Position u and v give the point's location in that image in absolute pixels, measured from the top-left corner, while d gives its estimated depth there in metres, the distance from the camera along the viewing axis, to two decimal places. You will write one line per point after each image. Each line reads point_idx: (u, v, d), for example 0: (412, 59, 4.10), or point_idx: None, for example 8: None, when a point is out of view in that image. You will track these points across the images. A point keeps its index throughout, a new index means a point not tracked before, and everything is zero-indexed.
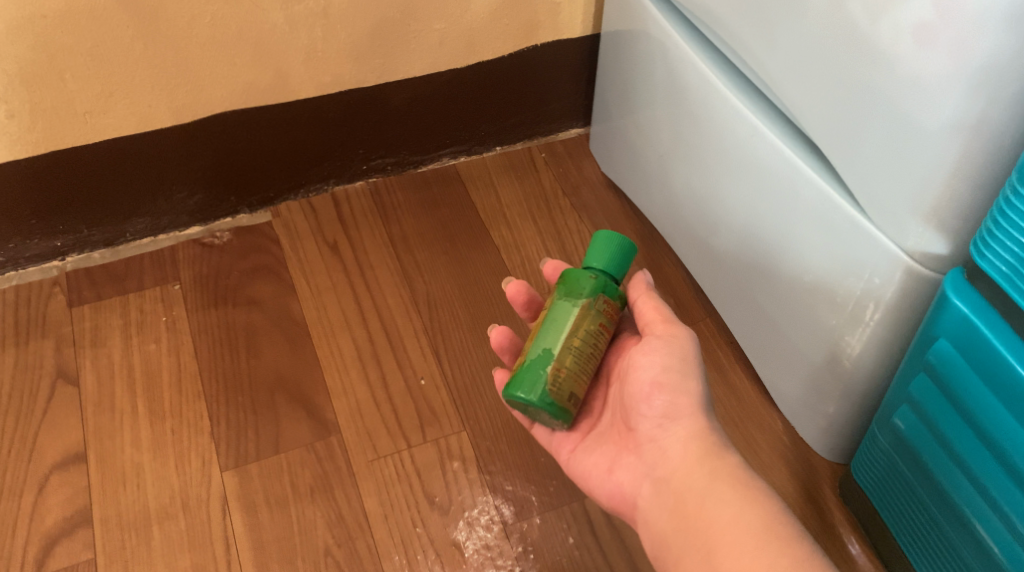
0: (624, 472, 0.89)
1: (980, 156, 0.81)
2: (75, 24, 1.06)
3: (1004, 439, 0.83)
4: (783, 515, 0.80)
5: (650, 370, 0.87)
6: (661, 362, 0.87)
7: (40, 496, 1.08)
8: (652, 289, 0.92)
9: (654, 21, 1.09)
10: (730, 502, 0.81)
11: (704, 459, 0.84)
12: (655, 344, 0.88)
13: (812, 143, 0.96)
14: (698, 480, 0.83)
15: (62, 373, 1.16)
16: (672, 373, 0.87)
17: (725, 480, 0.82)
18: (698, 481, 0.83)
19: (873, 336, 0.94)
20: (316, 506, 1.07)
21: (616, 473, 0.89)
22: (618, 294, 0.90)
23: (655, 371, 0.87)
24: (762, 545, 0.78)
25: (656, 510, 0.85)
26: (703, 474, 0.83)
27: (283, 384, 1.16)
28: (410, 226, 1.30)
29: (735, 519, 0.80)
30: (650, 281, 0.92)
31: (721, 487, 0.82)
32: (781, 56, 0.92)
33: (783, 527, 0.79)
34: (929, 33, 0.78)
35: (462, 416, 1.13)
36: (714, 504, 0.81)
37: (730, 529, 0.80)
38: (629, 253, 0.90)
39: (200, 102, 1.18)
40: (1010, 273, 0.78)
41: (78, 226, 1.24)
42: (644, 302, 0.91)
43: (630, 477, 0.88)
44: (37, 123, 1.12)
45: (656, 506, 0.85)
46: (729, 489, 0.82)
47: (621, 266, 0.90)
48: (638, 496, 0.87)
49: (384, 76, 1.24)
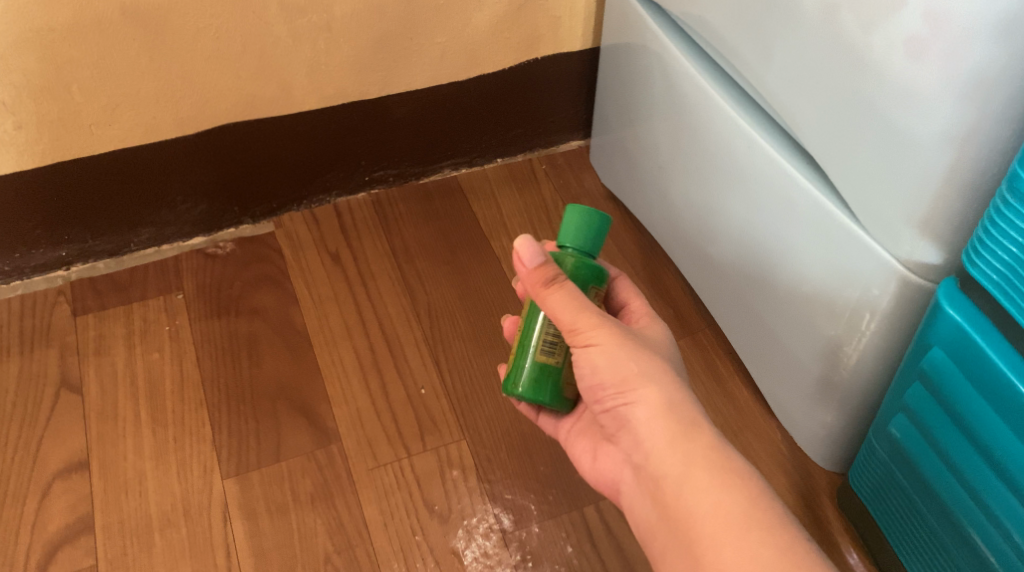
0: (605, 460, 0.90)
1: (972, 166, 0.82)
2: (82, 37, 1.07)
3: (995, 444, 0.83)
4: (763, 506, 0.79)
5: (588, 375, 0.86)
6: (591, 365, 0.85)
7: (43, 503, 1.09)
8: (546, 280, 0.85)
9: (653, 35, 1.11)
10: (708, 489, 0.81)
11: (675, 442, 0.83)
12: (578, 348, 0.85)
13: (807, 155, 0.97)
14: (673, 466, 0.83)
15: (66, 381, 1.17)
16: (607, 372, 0.85)
17: (699, 466, 0.82)
18: (671, 468, 0.83)
19: (868, 346, 0.95)
20: (317, 514, 1.08)
21: (599, 460, 0.90)
22: (582, 269, 0.89)
23: (590, 374, 0.86)
24: (740, 539, 0.78)
25: (639, 497, 0.86)
26: (676, 459, 0.83)
27: (285, 394, 1.17)
28: (411, 236, 1.31)
29: (714, 508, 0.80)
30: (535, 263, 0.85)
31: (695, 474, 0.82)
32: (777, 69, 0.93)
33: (760, 513, 0.79)
34: (919, 46, 0.79)
35: (462, 425, 1.14)
36: (689, 492, 0.81)
37: (704, 521, 0.80)
38: (589, 219, 0.89)
39: (205, 113, 1.19)
40: (1000, 282, 0.79)
41: (83, 236, 1.25)
42: (548, 301, 0.85)
43: (612, 465, 0.89)
44: (44, 135, 1.13)
45: (638, 493, 0.86)
46: (705, 476, 0.81)
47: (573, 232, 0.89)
48: (620, 482, 0.88)
49: (387, 89, 1.26)
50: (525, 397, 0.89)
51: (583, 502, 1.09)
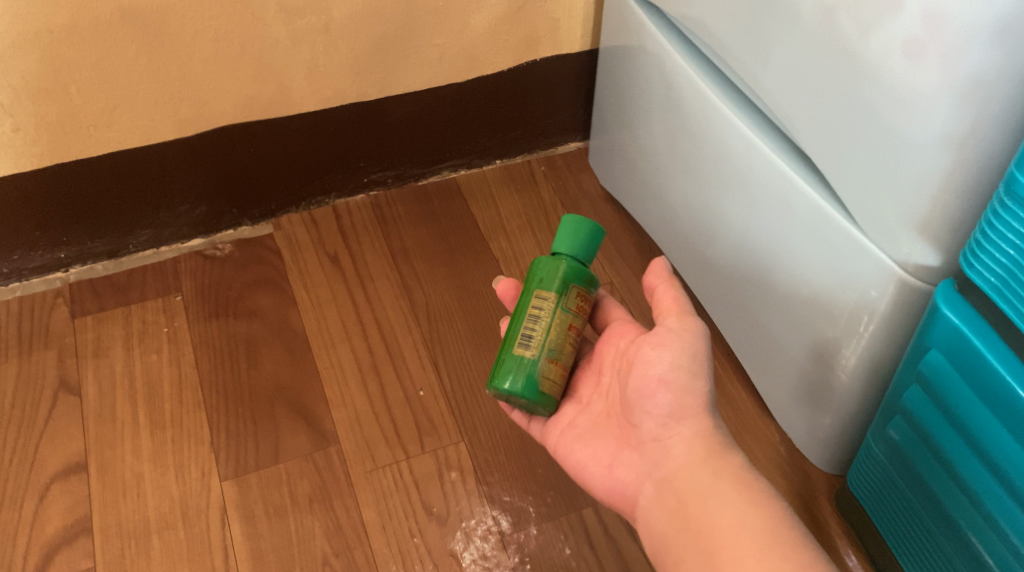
0: (624, 469, 0.89)
1: (970, 168, 0.82)
2: (80, 39, 1.07)
3: (994, 447, 0.83)
4: (785, 515, 0.80)
5: (659, 366, 0.87)
6: (670, 359, 0.87)
7: (40, 505, 1.09)
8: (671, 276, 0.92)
9: (651, 37, 1.11)
10: (733, 503, 0.82)
11: (708, 459, 0.85)
12: (667, 340, 0.88)
13: (806, 157, 0.97)
14: (702, 479, 0.84)
15: (64, 383, 1.17)
16: (681, 372, 0.87)
17: (728, 481, 0.83)
18: (700, 482, 0.84)
19: (867, 348, 0.95)
20: (315, 516, 1.08)
21: (616, 469, 0.89)
22: (573, 272, 0.90)
23: (663, 367, 0.87)
24: (765, 548, 0.78)
25: (657, 510, 0.85)
26: (706, 473, 0.84)
27: (283, 396, 1.16)
28: (410, 238, 1.31)
29: (738, 520, 0.80)
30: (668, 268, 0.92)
31: (722, 489, 0.83)
32: (775, 71, 0.93)
33: (784, 529, 0.79)
34: (916, 49, 0.79)
35: (460, 427, 1.14)
36: (713, 505, 0.82)
37: (727, 533, 0.80)
38: (584, 227, 0.91)
39: (203, 115, 1.19)
40: (998, 284, 0.78)
41: (82, 238, 1.25)
42: (660, 288, 0.91)
43: (631, 476, 0.88)
44: (43, 137, 1.13)
45: (657, 506, 0.86)
46: (732, 490, 0.82)
47: (568, 237, 0.91)
48: (639, 495, 0.87)
49: (385, 90, 1.26)
50: (502, 388, 0.88)
51: (581, 504, 1.09)
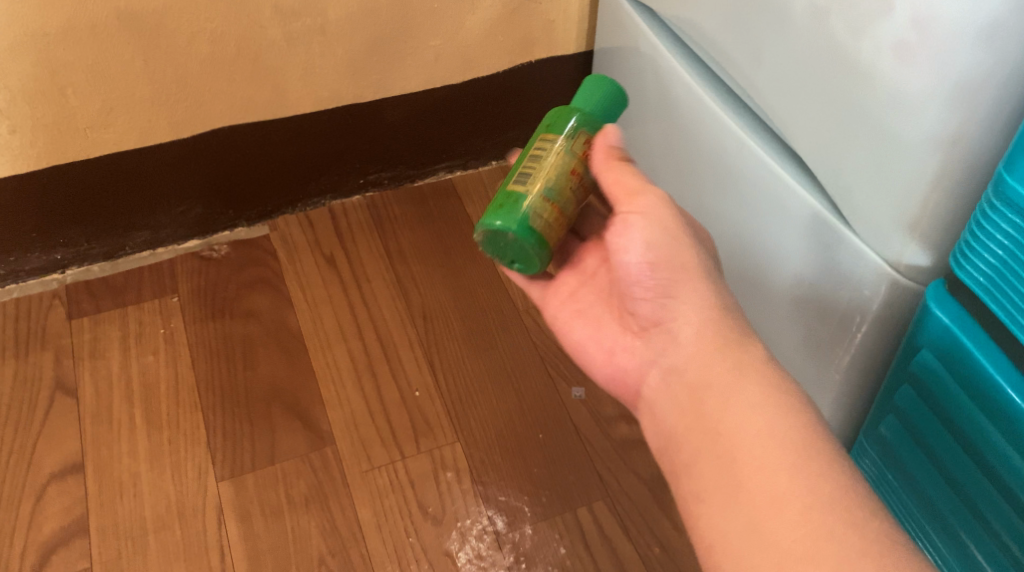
0: (624, 355, 0.87)
1: (961, 169, 0.82)
2: (76, 41, 1.08)
3: (986, 448, 0.83)
4: (818, 428, 0.75)
5: (633, 251, 0.83)
6: (643, 240, 0.83)
7: (37, 506, 1.09)
8: (614, 150, 0.87)
9: (646, 39, 1.11)
10: (758, 408, 0.76)
11: (724, 351, 0.80)
12: (633, 220, 0.83)
13: (798, 158, 0.97)
14: (720, 376, 0.79)
15: (61, 384, 1.18)
16: (660, 250, 0.83)
17: (750, 377, 0.78)
18: (718, 377, 0.79)
19: (859, 348, 0.95)
20: (311, 516, 1.08)
21: (618, 354, 0.87)
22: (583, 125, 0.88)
23: (640, 251, 0.83)
24: (797, 463, 0.73)
25: (665, 401, 0.82)
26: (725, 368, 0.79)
27: (279, 396, 1.17)
28: (406, 239, 1.32)
29: (764, 428, 0.75)
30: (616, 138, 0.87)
31: (745, 390, 0.77)
32: (768, 73, 0.94)
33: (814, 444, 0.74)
34: (908, 50, 0.80)
35: (456, 427, 1.14)
36: (734, 409, 0.77)
37: (753, 443, 0.75)
38: (606, 89, 0.90)
39: (199, 117, 1.20)
40: (988, 284, 0.79)
41: (78, 239, 1.25)
42: (606, 175, 0.86)
43: (634, 362, 0.86)
44: (39, 138, 1.14)
45: (664, 396, 0.82)
46: (757, 391, 0.77)
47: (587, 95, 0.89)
48: (643, 381, 0.85)
49: (381, 91, 1.26)
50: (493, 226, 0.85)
51: (577, 503, 1.09)
